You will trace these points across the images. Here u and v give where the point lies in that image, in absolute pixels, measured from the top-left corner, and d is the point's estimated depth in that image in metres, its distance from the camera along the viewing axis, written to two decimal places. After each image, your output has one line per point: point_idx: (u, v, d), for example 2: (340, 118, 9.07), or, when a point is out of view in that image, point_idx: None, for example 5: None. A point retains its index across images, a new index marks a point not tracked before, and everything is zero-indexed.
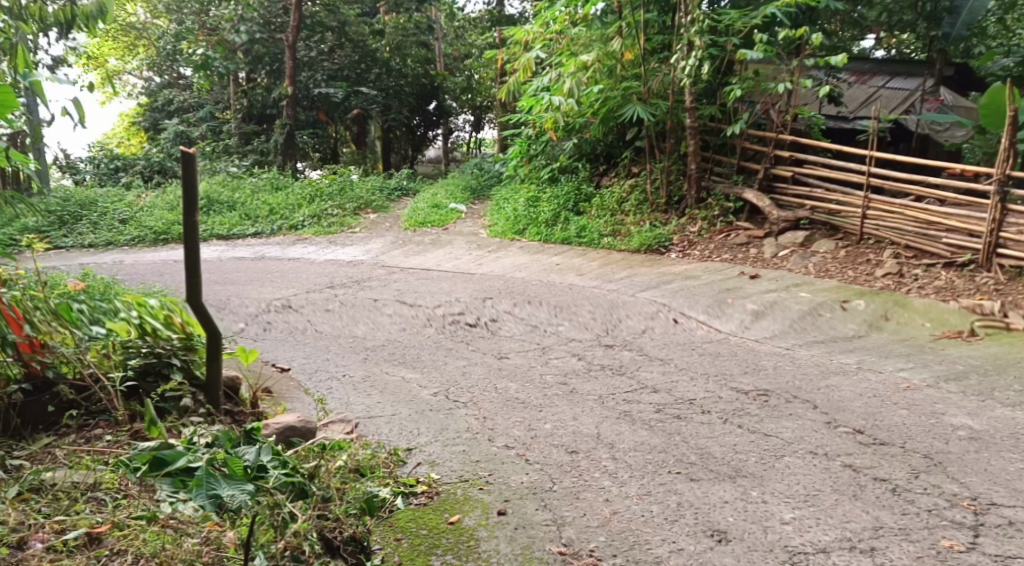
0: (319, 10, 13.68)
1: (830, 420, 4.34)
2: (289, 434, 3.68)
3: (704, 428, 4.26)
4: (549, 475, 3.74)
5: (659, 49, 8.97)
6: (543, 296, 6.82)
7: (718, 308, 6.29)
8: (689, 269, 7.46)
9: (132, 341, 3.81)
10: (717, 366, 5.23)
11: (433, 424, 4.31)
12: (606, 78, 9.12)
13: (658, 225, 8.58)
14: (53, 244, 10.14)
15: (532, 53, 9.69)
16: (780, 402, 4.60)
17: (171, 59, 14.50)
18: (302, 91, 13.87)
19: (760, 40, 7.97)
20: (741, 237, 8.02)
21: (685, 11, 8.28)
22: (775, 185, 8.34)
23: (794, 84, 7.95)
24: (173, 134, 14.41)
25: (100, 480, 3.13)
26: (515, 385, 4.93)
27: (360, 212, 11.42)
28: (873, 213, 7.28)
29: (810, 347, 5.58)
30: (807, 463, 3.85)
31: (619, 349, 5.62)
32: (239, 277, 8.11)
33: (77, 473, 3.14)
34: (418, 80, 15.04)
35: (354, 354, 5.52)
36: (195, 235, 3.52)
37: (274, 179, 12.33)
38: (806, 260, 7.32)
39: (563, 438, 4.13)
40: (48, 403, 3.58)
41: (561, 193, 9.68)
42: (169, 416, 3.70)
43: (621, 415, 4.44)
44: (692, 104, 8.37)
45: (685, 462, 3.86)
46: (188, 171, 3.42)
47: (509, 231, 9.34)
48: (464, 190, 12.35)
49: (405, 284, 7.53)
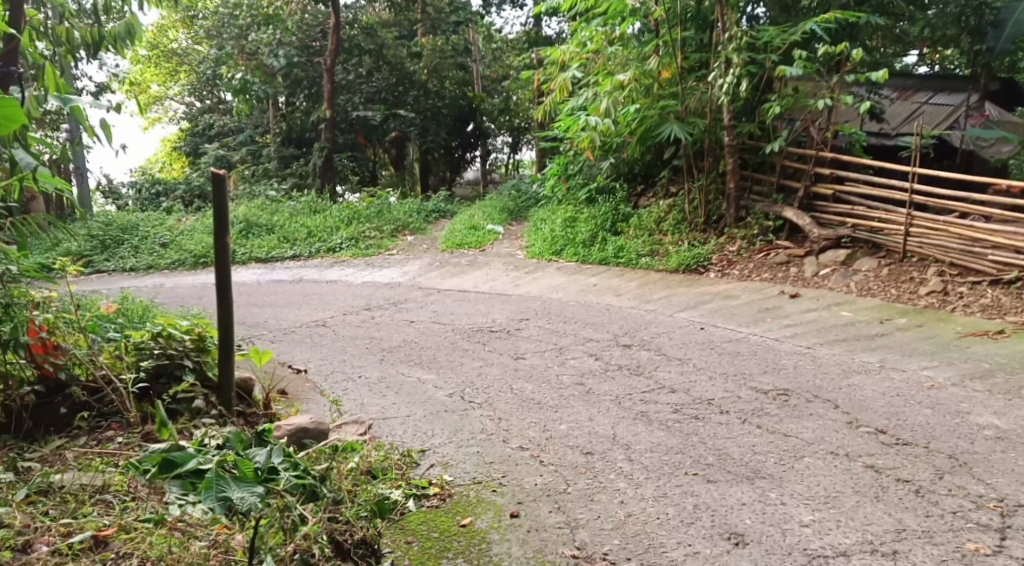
0: (358, 34, 13.90)
1: (851, 420, 4.19)
2: (301, 436, 3.64)
3: (722, 428, 4.13)
4: (561, 476, 3.62)
5: (696, 67, 8.91)
6: (580, 317, 6.72)
7: (757, 325, 6.13)
8: (729, 288, 7.31)
9: (145, 343, 3.78)
10: (735, 366, 5.18)
11: (447, 425, 4.32)
12: (643, 97, 8.91)
13: (697, 245, 8.43)
14: (95, 268, 10.32)
15: (569, 72, 9.60)
16: (800, 402, 4.47)
17: (211, 83, 14.78)
18: (340, 114, 14.11)
19: (800, 56, 7.79)
20: (782, 255, 7.84)
21: (723, 28, 8.15)
22: (815, 203, 8.14)
23: (835, 100, 7.78)
24: (213, 159, 14.67)
25: (109, 483, 3.05)
26: (530, 386, 4.98)
27: (398, 234, 11.44)
28: (917, 231, 7.06)
29: (833, 346, 5.52)
30: (828, 464, 3.69)
31: (637, 349, 5.68)
32: (276, 300, 8.13)
33: (88, 474, 3.07)
34: (457, 102, 14.99)
35: (371, 356, 5.81)
36: (227, 260, 3.64)
37: (312, 202, 12.39)
38: (848, 278, 7.13)
39: (578, 440, 4.03)
40: (61, 405, 3.57)
41: (599, 214, 9.56)
42: (181, 418, 3.64)
43: (637, 416, 4.35)
44: (730, 123, 8.24)
45: (702, 463, 3.72)
46: (220, 196, 3.57)
47: (547, 252, 9.26)
48: (502, 211, 12.32)
49: (441, 306, 7.47)
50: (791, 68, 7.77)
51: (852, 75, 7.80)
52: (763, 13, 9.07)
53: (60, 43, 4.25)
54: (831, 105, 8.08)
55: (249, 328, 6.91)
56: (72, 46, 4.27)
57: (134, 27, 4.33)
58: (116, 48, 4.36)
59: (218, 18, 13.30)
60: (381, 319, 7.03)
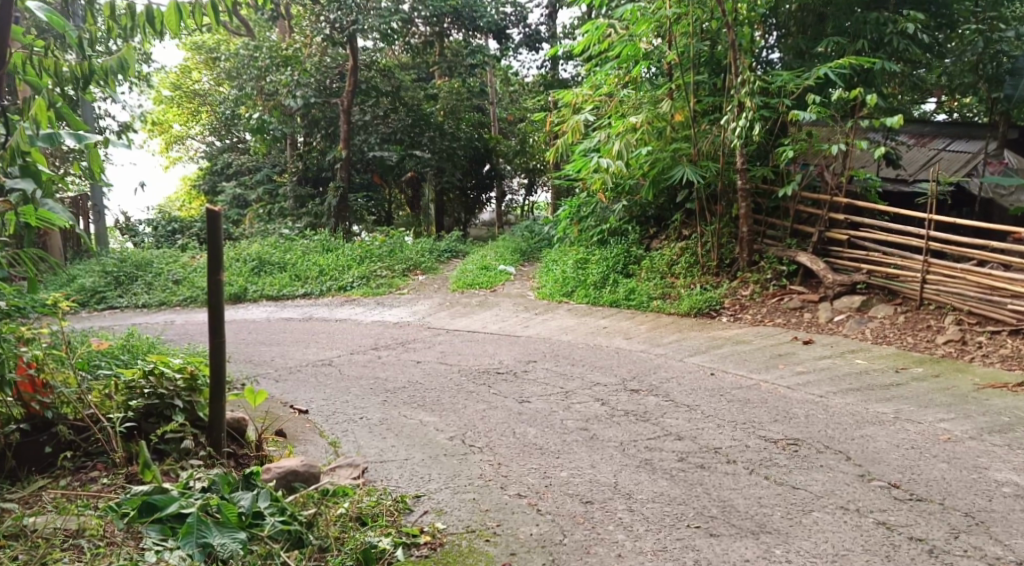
0: (375, 75, 13.79)
1: (863, 472, 4.04)
2: (291, 479, 3.54)
3: (728, 478, 3.99)
4: (558, 527, 3.49)
5: (709, 111, 8.88)
6: (588, 360, 6.60)
7: (768, 372, 5.99)
8: (741, 333, 7.18)
9: (136, 382, 3.71)
10: (745, 414, 5.04)
11: (445, 470, 4.20)
12: (656, 139, 8.85)
13: (708, 288, 8.33)
14: (108, 304, 10.35)
15: (581, 114, 9.47)
16: (810, 452, 4.33)
17: (231, 122, 14.92)
18: (357, 153, 14.15)
19: (813, 101, 7.73)
20: (795, 300, 7.71)
21: (736, 72, 8.12)
22: (829, 248, 8.02)
23: (850, 145, 7.69)
24: (230, 198, 14.82)
25: (84, 527, 2.92)
26: (533, 430, 4.86)
27: (409, 274, 11.39)
28: (933, 278, 6.92)
29: (846, 395, 5.36)
30: (837, 519, 3.54)
31: (645, 394, 5.55)
32: (285, 338, 8.07)
33: (63, 517, 2.96)
34: (473, 144, 15.14)
35: (373, 397, 5.71)
36: (220, 299, 3.58)
37: (326, 240, 12.39)
38: (863, 325, 6.99)
39: (578, 488, 3.91)
40: (46, 443, 3.47)
41: (611, 256, 9.48)
42: (168, 459, 3.57)
43: (641, 464, 4.22)
44: (744, 166, 8.17)
45: (705, 516, 3.58)
46: (214, 233, 3.53)
47: (557, 293, 9.19)
48: (514, 252, 12.28)
49: (449, 347, 7.38)
50: (804, 113, 7.72)
51: (865, 120, 7.74)
52: (778, 58, 9.05)
53: (47, 76, 3.66)
54: (845, 150, 8.00)
55: (254, 366, 6.85)
56: (59, 81, 3.65)
57: (127, 60, 3.64)
58: (107, 83, 3.69)
59: (240, 61, 13.50)
60: (387, 359, 6.96)
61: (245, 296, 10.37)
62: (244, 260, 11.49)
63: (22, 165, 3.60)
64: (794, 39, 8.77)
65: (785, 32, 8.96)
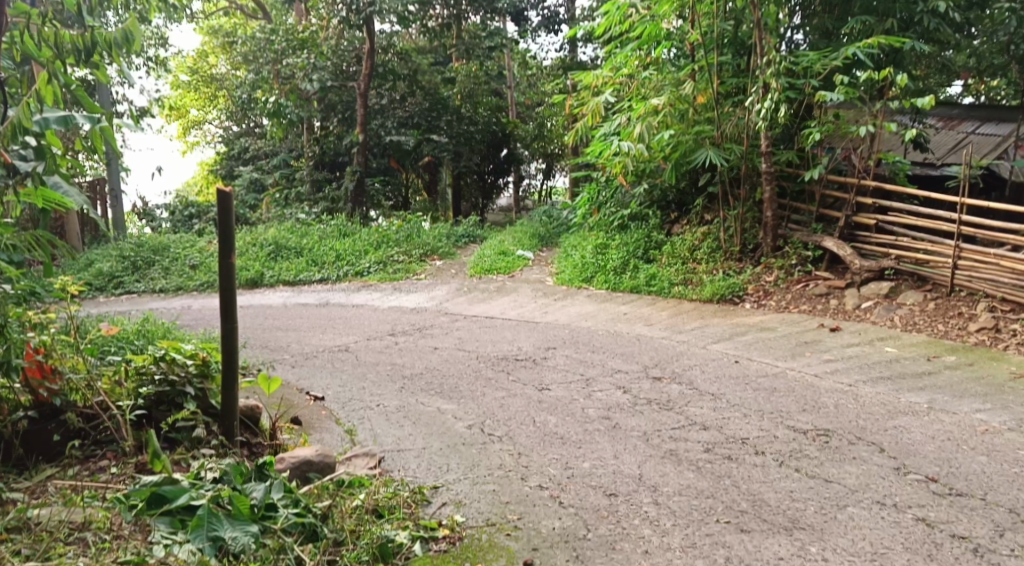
0: (392, 59, 13.69)
1: (898, 466, 3.88)
2: (305, 469, 3.43)
3: (757, 471, 3.84)
4: (582, 520, 3.37)
5: (733, 93, 8.66)
6: (609, 347, 6.45)
7: (795, 360, 5.82)
8: (766, 320, 7.01)
9: (147, 368, 3.60)
10: (772, 404, 4.87)
11: (463, 460, 4.08)
12: (678, 122, 8.57)
13: (732, 274, 8.14)
14: (126, 289, 10.31)
15: (602, 96, 9.15)
16: (842, 444, 4.17)
17: (247, 107, 14.80)
18: (374, 139, 13.93)
19: (841, 81, 7.50)
20: (821, 287, 7.52)
21: (762, 52, 7.90)
22: (857, 233, 7.79)
23: (878, 127, 7.46)
24: (247, 182, 14.77)
25: (90, 520, 2.81)
26: (554, 419, 4.73)
27: (426, 259, 11.27)
28: (965, 264, 6.71)
29: (877, 384, 5.19)
30: (874, 515, 3.39)
31: (667, 382, 5.40)
32: (302, 323, 7.98)
33: (68, 509, 2.85)
34: (490, 128, 14.91)
35: (391, 384, 5.60)
36: (233, 282, 3.45)
37: (342, 225, 12.29)
38: (891, 312, 6.80)
39: (602, 479, 3.78)
40: (55, 432, 3.36)
41: (631, 241, 9.33)
42: (180, 447, 3.47)
43: (666, 455, 4.08)
44: (769, 149, 7.96)
45: (735, 510, 3.44)
46: (226, 213, 3.40)
47: (576, 279, 9.03)
48: (532, 237, 12.11)
49: (466, 333, 7.25)
50: (831, 93, 7.49)
51: (895, 101, 7.49)
52: (803, 40, 8.77)
53: (47, 50, 3.54)
54: (874, 132, 7.77)
55: (270, 352, 6.76)
56: (61, 53, 3.55)
57: (133, 32, 3.61)
58: (111, 56, 3.62)
59: (257, 44, 13.43)
60: (405, 345, 6.84)
61: (262, 281, 10.29)
62: (261, 245, 11.42)
63: (36, 146, 3.58)
64: (818, 19, 8.53)
65: (811, 12, 8.68)
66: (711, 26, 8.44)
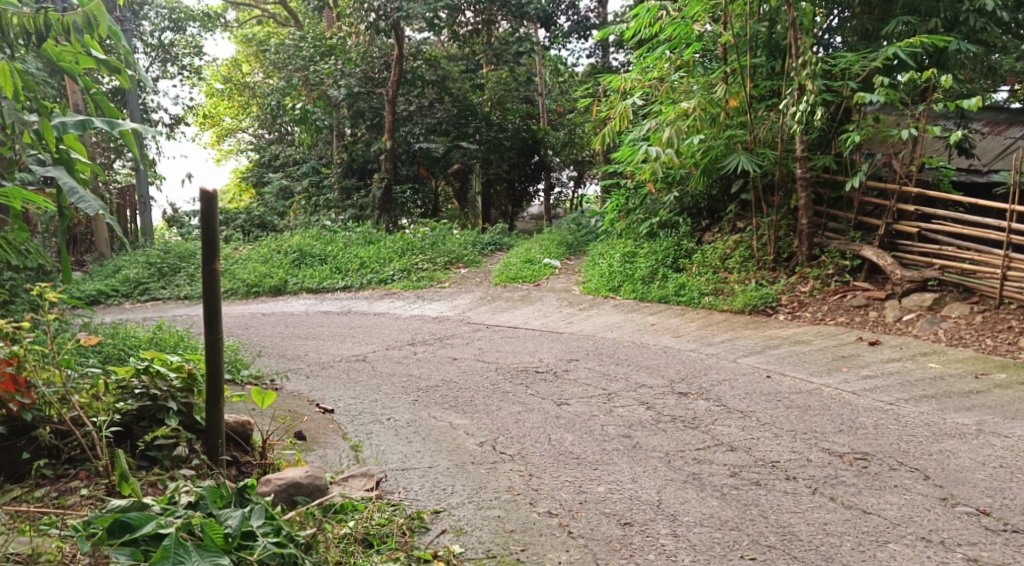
0: (421, 64, 13.44)
1: (946, 496, 3.52)
2: (292, 493, 3.18)
3: (788, 499, 3.51)
4: (591, 554, 3.08)
5: (767, 97, 8.31)
6: (634, 359, 6.14)
7: (830, 375, 5.45)
8: (800, 332, 6.65)
9: (128, 381, 3.39)
10: (805, 423, 4.53)
11: (470, 482, 3.79)
12: (708, 126, 8.22)
13: (764, 284, 7.79)
14: (151, 295, 10.18)
15: (630, 99, 8.71)
16: (882, 469, 3.82)
17: (277, 114, 14.62)
18: (402, 146, 13.88)
19: (880, 83, 7.11)
20: (859, 298, 7.13)
21: (796, 54, 7.52)
22: (897, 242, 7.39)
23: (920, 130, 7.05)
24: (277, 190, 14.69)
25: (41, 552, 2.56)
26: (571, 437, 4.43)
27: (451, 267, 11.01)
28: (1015, 275, 6.31)
29: (920, 403, 4.82)
30: (919, 554, 3.05)
31: (694, 398, 5.07)
32: (322, 331, 7.77)
33: (17, 539, 2.60)
34: (520, 134, 14.58)
35: (405, 396, 5.34)
36: (218, 290, 3.22)
37: (368, 233, 12.09)
38: (935, 325, 6.41)
39: (616, 506, 3.47)
40: (24, 449, 3.17)
41: (660, 249, 8.99)
42: (159, 467, 3.26)
43: (688, 479, 3.76)
44: (803, 154, 7.59)
45: (763, 545, 3.13)
46: (208, 214, 3.15)
47: (603, 288, 8.72)
48: (560, 245, 11.82)
49: (488, 343, 6.99)
50: (870, 96, 7.09)
51: (939, 104, 7.08)
52: (841, 42, 8.36)
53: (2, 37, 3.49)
54: (916, 136, 7.35)
55: (286, 361, 6.54)
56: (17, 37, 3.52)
57: (96, 17, 3.62)
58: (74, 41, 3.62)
59: (286, 51, 13.46)
60: (423, 355, 6.58)
61: (286, 289, 10.13)
62: (286, 252, 11.28)
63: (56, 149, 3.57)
64: (857, 20, 8.07)
65: (848, 14, 8.25)
66: (744, 27, 8.04)
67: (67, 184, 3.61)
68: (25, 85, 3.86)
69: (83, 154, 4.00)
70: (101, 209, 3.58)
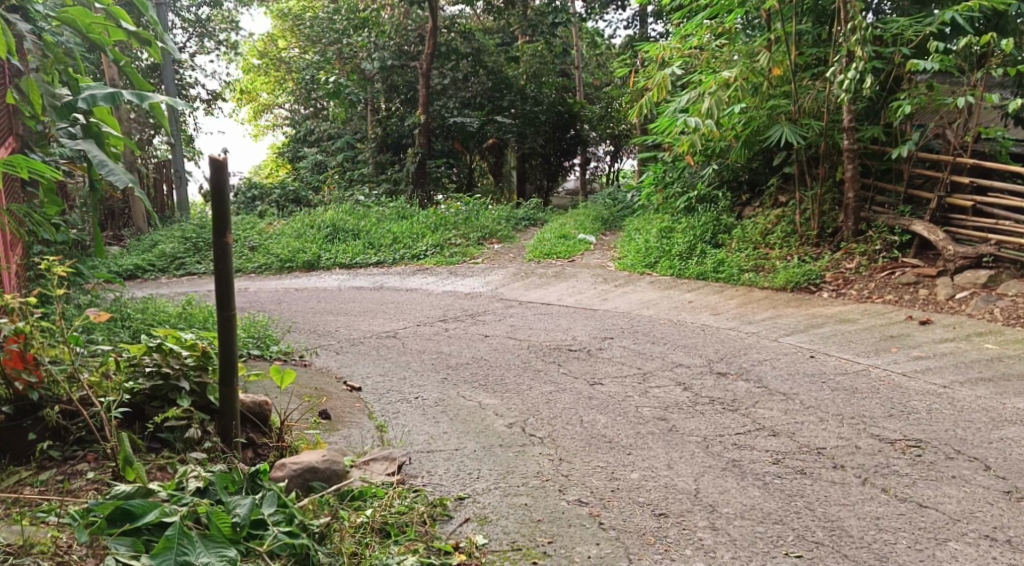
0: (455, 37, 13.16)
1: (1010, 489, 3.27)
2: (308, 478, 3.04)
3: (836, 490, 3.28)
4: (623, 548, 2.89)
5: (813, 65, 7.95)
6: (671, 338, 5.90)
7: (880, 356, 5.17)
8: (846, 311, 6.35)
9: (140, 359, 3.26)
10: (853, 407, 4.27)
11: (497, 466, 3.61)
12: (750, 96, 7.94)
13: (808, 260, 7.47)
14: (186, 270, 10.14)
15: (669, 69, 8.32)
16: (938, 458, 3.57)
17: (309, 89, 14.37)
18: (437, 120, 13.59)
19: (935, 48, 6.72)
20: (908, 275, 6.80)
21: (845, 19, 7.15)
22: (950, 216, 7.03)
23: (977, 98, 6.66)
24: (312, 164, 14.57)
25: (35, 542, 2.45)
26: (603, 419, 4.22)
27: (484, 242, 10.82)
28: None
29: (976, 386, 4.53)
30: (982, 554, 2.82)
31: (733, 378, 4.84)
32: (354, 307, 7.63)
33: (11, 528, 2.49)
34: (555, 108, 14.29)
35: (434, 374, 5.18)
36: (230, 265, 3.05)
37: (402, 208, 11.91)
38: (991, 303, 6.07)
39: (650, 495, 3.27)
40: (30, 430, 3.05)
41: (698, 224, 8.69)
42: (170, 450, 3.15)
43: (728, 466, 3.54)
44: (850, 124, 7.24)
45: (809, 541, 2.91)
46: (219, 185, 2.98)
47: (639, 264, 8.46)
48: (595, 220, 11.56)
49: (520, 320, 6.80)
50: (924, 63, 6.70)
51: (998, 69, 6.67)
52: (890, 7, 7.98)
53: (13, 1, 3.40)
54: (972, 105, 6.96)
55: (314, 337, 6.41)
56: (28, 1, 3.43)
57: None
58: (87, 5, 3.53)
59: (320, 25, 13.57)
60: (454, 332, 6.40)
61: (319, 264, 10.02)
62: (319, 227, 11.17)
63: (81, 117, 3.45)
64: None
65: None
66: None
67: (96, 157, 3.48)
68: (53, 56, 3.74)
69: (115, 127, 3.87)
70: (131, 183, 3.44)
